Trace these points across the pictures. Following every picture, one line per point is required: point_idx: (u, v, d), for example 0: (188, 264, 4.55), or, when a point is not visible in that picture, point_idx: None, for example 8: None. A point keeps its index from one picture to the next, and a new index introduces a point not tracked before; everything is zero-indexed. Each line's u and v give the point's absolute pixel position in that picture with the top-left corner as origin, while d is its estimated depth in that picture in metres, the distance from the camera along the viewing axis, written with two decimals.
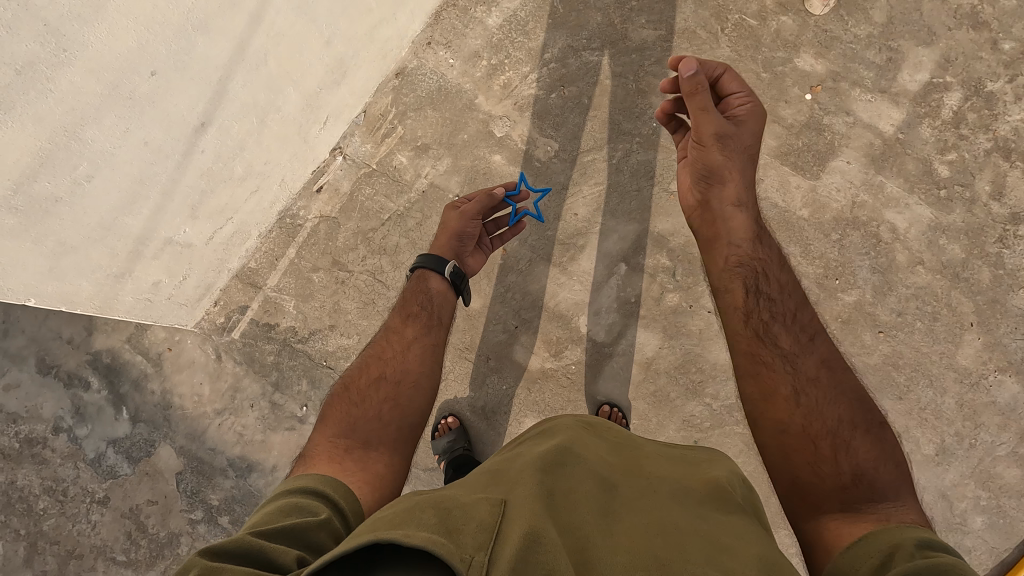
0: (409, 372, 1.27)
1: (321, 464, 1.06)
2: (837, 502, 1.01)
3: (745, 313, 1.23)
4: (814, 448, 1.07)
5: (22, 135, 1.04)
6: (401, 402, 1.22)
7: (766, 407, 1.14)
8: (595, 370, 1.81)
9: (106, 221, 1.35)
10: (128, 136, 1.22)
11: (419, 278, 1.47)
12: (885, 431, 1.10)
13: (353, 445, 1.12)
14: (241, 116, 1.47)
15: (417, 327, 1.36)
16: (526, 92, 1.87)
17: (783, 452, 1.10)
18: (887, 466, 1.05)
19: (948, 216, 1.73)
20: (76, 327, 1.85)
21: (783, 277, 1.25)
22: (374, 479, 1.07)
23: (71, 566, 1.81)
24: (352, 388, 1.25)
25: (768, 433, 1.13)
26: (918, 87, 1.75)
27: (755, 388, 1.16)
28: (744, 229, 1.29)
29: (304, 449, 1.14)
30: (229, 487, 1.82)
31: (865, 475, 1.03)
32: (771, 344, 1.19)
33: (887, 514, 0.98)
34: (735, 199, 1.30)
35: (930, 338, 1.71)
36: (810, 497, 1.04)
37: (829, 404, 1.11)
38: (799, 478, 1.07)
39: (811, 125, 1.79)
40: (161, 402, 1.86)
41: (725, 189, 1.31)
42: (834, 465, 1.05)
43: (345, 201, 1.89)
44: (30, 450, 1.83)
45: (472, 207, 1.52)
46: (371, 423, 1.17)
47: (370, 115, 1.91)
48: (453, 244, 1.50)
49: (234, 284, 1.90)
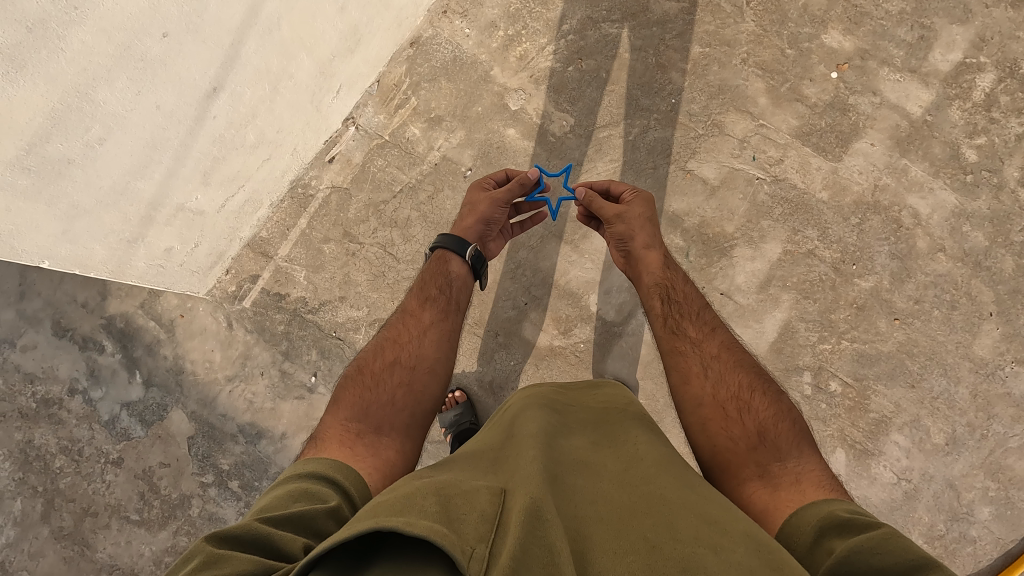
0: (425, 357, 1.27)
1: (331, 448, 1.03)
2: (755, 467, 1.00)
3: (663, 316, 1.30)
4: (724, 413, 1.09)
5: (34, 95, 1.03)
6: (416, 387, 1.21)
7: (683, 386, 1.17)
8: (604, 349, 1.79)
9: (119, 184, 1.35)
10: (140, 99, 1.21)
11: (439, 260, 1.47)
12: (781, 396, 1.13)
13: (365, 430, 1.09)
14: (254, 82, 1.46)
15: (435, 312, 1.36)
16: (542, 65, 1.84)
17: (701, 422, 1.10)
18: (785, 424, 1.07)
19: (973, 202, 1.68)
20: (91, 291, 1.88)
21: (691, 295, 1.34)
22: (384, 466, 1.03)
23: (86, 523, 1.86)
24: (366, 372, 1.23)
25: (688, 408, 1.14)
26: (950, 67, 1.69)
27: (676, 369, 1.20)
28: (659, 254, 1.40)
29: (315, 432, 1.11)
30: (239, 453, 1.85)
31: (768, 434, 1.04)
32: (682, 334, 1.25)
33: (798, 472, 0.98)
34: (622, 237, 1.43)
35: (947, 326, 1.68)
36: (730, 467, 1.02)
37: (731, 372, 1.16)
38: (716, 448, 1.06)
39: (835, 104, 1.74)
40: (173, 367, 1.88)
41: (615, 228, 1.44)
42: (733, 429, 1.06)
43: (357, 171, 1.88)
44: (46, 410, 1.86)
45: (503, 194, 1.50)
46: (385, 407, 1.15)
47: (384, 86, 1.88)
48: (478, 228, 1.50)
49: (246, 253, 1.91)
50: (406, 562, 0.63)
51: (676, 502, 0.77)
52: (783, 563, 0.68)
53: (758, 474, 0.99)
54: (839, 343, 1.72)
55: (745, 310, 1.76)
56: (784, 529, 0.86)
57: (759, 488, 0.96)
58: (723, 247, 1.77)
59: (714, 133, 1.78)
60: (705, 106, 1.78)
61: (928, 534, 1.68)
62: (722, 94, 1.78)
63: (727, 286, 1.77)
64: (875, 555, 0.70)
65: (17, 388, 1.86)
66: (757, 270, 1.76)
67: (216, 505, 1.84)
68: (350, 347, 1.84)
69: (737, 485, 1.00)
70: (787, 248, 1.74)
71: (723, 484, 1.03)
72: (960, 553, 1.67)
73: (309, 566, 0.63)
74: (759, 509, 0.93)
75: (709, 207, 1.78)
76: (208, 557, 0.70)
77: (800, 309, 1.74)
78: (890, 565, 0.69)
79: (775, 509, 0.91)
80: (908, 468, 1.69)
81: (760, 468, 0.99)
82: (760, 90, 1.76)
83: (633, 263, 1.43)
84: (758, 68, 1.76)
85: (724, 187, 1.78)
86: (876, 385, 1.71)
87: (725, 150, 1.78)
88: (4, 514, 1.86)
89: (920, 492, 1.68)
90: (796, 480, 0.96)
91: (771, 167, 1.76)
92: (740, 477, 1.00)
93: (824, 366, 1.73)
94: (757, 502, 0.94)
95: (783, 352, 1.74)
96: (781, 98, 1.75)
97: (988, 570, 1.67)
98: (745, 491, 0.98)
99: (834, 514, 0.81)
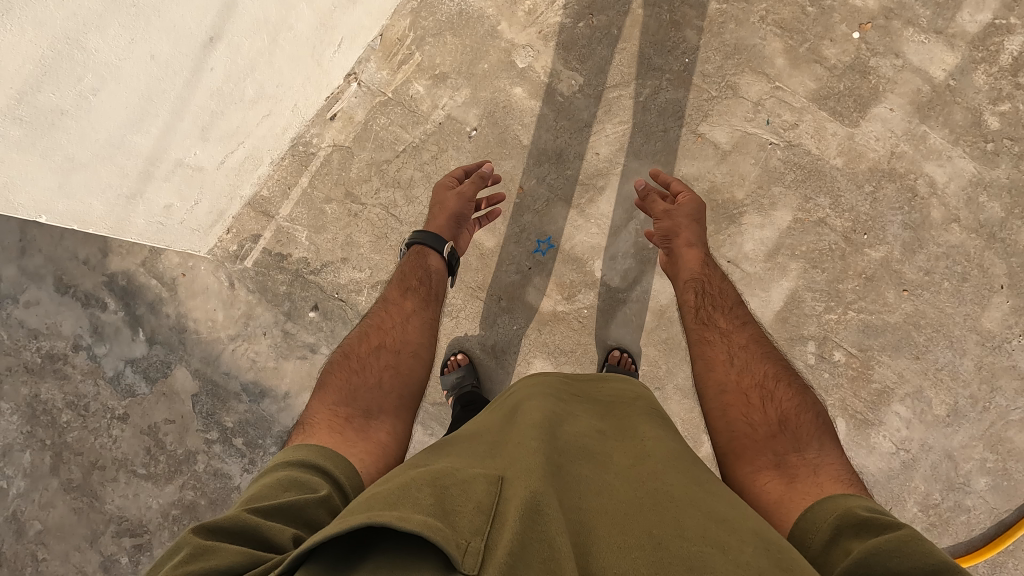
0: (409, 343, 1.28)
1: (320, 433, 1.03)
2: (772, 455, 1.00)
3: (694, 307, 1.30)
4: (747, 400, 1.09)
5: (23, 40, 0.99)
6: (402, 370, 1.22)
7: (707, 371, 1.17)
8: (607, 315, 1.78)
9: (116, 138, 1.32)
10: (133, 48, 1.16)
11: (418, 254, 1.47)
12: (807, 390, 1.12)
13: (354, 414, 1.09)
14: (251, 32, 1.40)
15: (417, 299, 1.37)
16: (552, 20, 1.77)
17: (721, 407, 1.10)
18: (808, 416, 1.06)
19: (991, 171, 1.64)
20: (92, 248, 1.87)
21: (727, 290, 1.33)
22: (376, 449, 1.04)
23: (94, 476, 1.89)
24: (351, 357, 1.23)
25: (710, 392, 1.14)
26: (978, 29, 1.62)
27: (702, 357, 1.20)
28: (699, 251, 1.39)
29: (302, 417, 1.10)
30: (243, 411, 1.87)
31: (789, 424, 1.04)
32: (711, 325, 1.25)
33: (817, 464, 0.98)
34: (667, 235, 1.44)
35: (956, 299, 1.66)
36: (745, 452, 1.02)
37: (757, 362, 1.16)
38: (733, 432, 1.06)
39: (855, 67, 1.67)
40: (176, 325, 1.88)
41: (661, 225, 1.45)
42: (753, 416, 1.06)
43: (359, 130, 1.83)
44: (51, 365, 1.88)
45: (471, 189, 1.54)
46: (372, 391, 1.15)
47: (387, 39, 1.82)
48: (452, 226, 1.51)
49: (247, 212, 1.88)
50: (400, 555, 0.62)
51: (684, 499, 0.76)
52: (792, 564, 0.68)
53: (775, 463, 0.99)
54: (846, 313, 1.70)
55: (753, 279, 1.73)
56: (799, 524, 0.86)
57: (774, 477, 0.96)
58: (732, 214, 1.73)
59: (727, 95, 1.72)
60: (720, 67, 1.72)
61: (923, 503, 1.70)
62: (738, 54, 1.71)
63: (734, 255, 1.74)
64: (892, 558, 0.68)
65: (22, 344, 1.87)
66: (766, 239, 1.72)
67: (221, 461, 1.87)
68: (352, 309, 1.84)
69: (750, 470, 1.00)
70: (797, 216, 1.71)
71: (735, 468, 1.02)
72: (953, 521, 1.69)
73: (299, 557, 0.61)
74: (772, 497, 0.93)
75: (719, 172, 1.73)
76: (196, 548, 0.69)
77: (808, 279, 1.71)
78: (908, 569, 0.66)
79: (790, 500, 0.91)
80: (907, 438, 1.70)
81: (777, 458, 0.99)
82: (778, 50, 1.69)
83: (673, 260, 1.43)
84: (777, 27, 1.69)
85: (735, 152, 1.73)
86: (880, 355, 1.70)
87: (738, 113, 1.72)
88: (14, 466, 1.89)
89: (918, 462, 1.69)
90: (814, 472, 0.96)
91: (785, 132, 1.71)
92: (756, 464, 0.99)
93: (828, 336, 1.71)
94: (769, 492, 0.94)
95: (788, 322, 1.73)
96: (798, 59, 1.69)
97: (981, 539, 1.69)
98: (757, 478, 0.98)
99: (853, 512, 0.80)
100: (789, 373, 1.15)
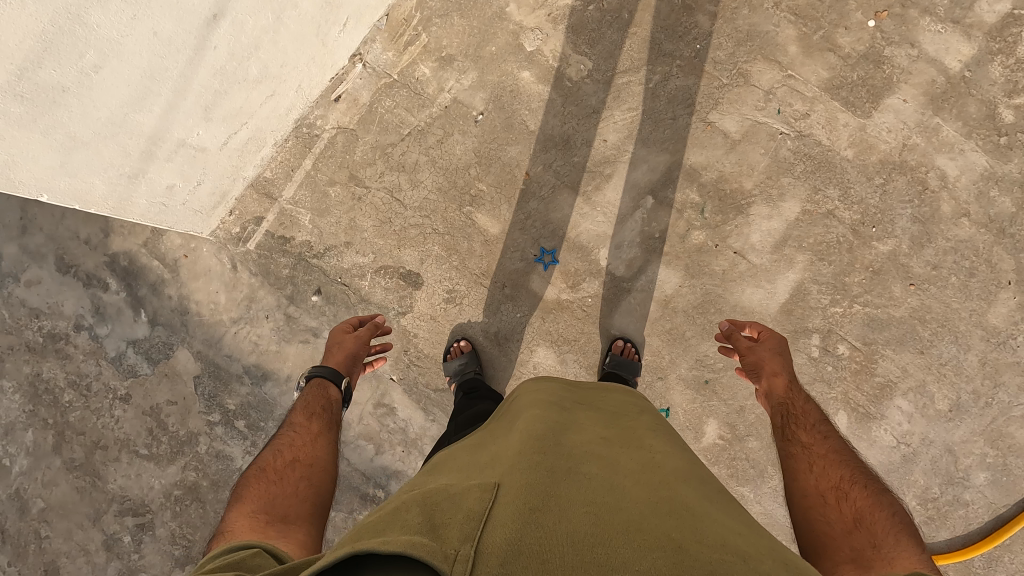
0: (325, 455, 1.25)
1: (242, 533, 0.97)
2: (848, 551, 0.96)
3: (777, 426, 1.28)
4: (825, 501, 1.07)
5: (24, 15, 0.96)
6: (320, 480, 1.18)
7: (789, 479, 1.16)
8: (611, 304, 1.77)
9: (118, 116, 1.30)
10: (136, 24, 1.13)
11: (317, 387, 1.40)
12: (889, 492, 1.07)
13: (274, 519, 1.04)
14: (256, 10, 1.36)
15: (323, 420, 1.33)
16: (562, 2, 1.73)
17: (802, 510, 1.08)
18: (885, 513, 1.01)
19: (1004, 165, 1.62)
20: (93, 228, 1.85)
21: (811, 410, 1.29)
22: (300, 547, 0.99)
23: (96, 456, 1.89)
24: (268, 470, 1.18)
25: (792, 498, 1.12)
26: (996, 19, 1.59)
27: (784, 467, 1.19)
28: (785, 379, 1.33)
29: (217, 527, 1.03)
30: (245, 393, 1.87)
31: (865, 520, 1.01)
32: (793, 438, 1.23)
33: (892, 556, 0.92)
34: (754, 369, 1.38)
35: (962, 294, 1.65)
36: (824, 549, 0.99)
37: (834, 467, 1.14)
38: (812, 530, 1.03)
39: (869, 56, 1.64)
40: (178, 307, 1.88)
41: (745, 360, 1.40)
42: (828, 514, 1.05)
43: (364, 112, 1.81)
44: (53, 344, 1.87)
45: (365, 331, 1.55)
46: (290, 498, 1.11)
47: (393, 19, 1.78)
48: (348, 364, 1.48)
49: (250, 194, 1.86)
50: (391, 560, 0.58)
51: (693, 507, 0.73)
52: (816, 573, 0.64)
53: (852, 557, 0.95)
54: (851, 306, 1.69)
55: (759, 270, 1.72)
56: None
57: (849, 569, 0.93)
58: (739, 205, 1.71)
59: (739, 83, 1.70)
60: (732, 54, 1.69)
61: (922, 496, 1.71)
62: (750, 41, 1.68)
63: (741, 245, 1.72)
64: None
65: (23, 323, 1.86)
66: (773, 230, 1.71)
67: (223, 443, 1.88)
68: (355, 293, 1.83)
69: (829, 566, 0.96)
70: (806, 208, 1.69)
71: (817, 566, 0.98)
72: (951, 514, 1.70)
73: None
74: None
75: (727, 161, 1.71)
76: None
77: (814, 271, 1.70)
78: None
79: None
80: (908, 432, 1.70)
81: (853, 553, 0.95)
82: (792, 37, 1.66)
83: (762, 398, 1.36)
84: (791, 13, 1.66)
85: (745, 141, 1.70)
86: (884, 349, 1.69)
87: (749, 102, 1.69)
88: (17, 444, 1.90)
89: (918, 455, 1.70)
90: (889, 563, 0.91)
91: (796, 121, 1.68)
92: (834, 560, 0.96)
93: (833, 329, 1.71)
94: None
95: (793, 314, 1.72)
96: (812, 47, 1.66)
97: (978, 532, 1.70)
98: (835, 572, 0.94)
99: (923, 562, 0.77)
100: (867, 474, 1.11)
